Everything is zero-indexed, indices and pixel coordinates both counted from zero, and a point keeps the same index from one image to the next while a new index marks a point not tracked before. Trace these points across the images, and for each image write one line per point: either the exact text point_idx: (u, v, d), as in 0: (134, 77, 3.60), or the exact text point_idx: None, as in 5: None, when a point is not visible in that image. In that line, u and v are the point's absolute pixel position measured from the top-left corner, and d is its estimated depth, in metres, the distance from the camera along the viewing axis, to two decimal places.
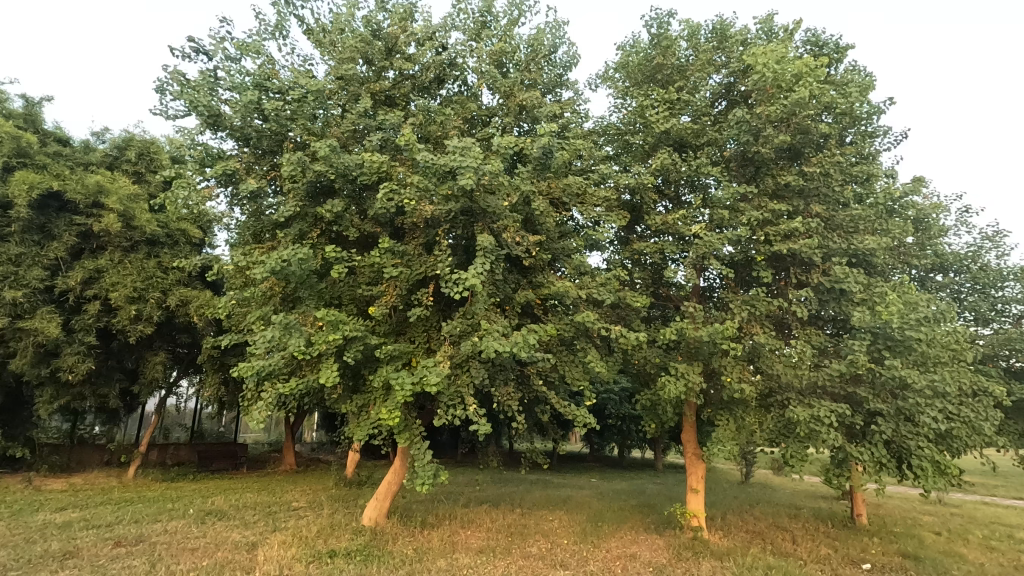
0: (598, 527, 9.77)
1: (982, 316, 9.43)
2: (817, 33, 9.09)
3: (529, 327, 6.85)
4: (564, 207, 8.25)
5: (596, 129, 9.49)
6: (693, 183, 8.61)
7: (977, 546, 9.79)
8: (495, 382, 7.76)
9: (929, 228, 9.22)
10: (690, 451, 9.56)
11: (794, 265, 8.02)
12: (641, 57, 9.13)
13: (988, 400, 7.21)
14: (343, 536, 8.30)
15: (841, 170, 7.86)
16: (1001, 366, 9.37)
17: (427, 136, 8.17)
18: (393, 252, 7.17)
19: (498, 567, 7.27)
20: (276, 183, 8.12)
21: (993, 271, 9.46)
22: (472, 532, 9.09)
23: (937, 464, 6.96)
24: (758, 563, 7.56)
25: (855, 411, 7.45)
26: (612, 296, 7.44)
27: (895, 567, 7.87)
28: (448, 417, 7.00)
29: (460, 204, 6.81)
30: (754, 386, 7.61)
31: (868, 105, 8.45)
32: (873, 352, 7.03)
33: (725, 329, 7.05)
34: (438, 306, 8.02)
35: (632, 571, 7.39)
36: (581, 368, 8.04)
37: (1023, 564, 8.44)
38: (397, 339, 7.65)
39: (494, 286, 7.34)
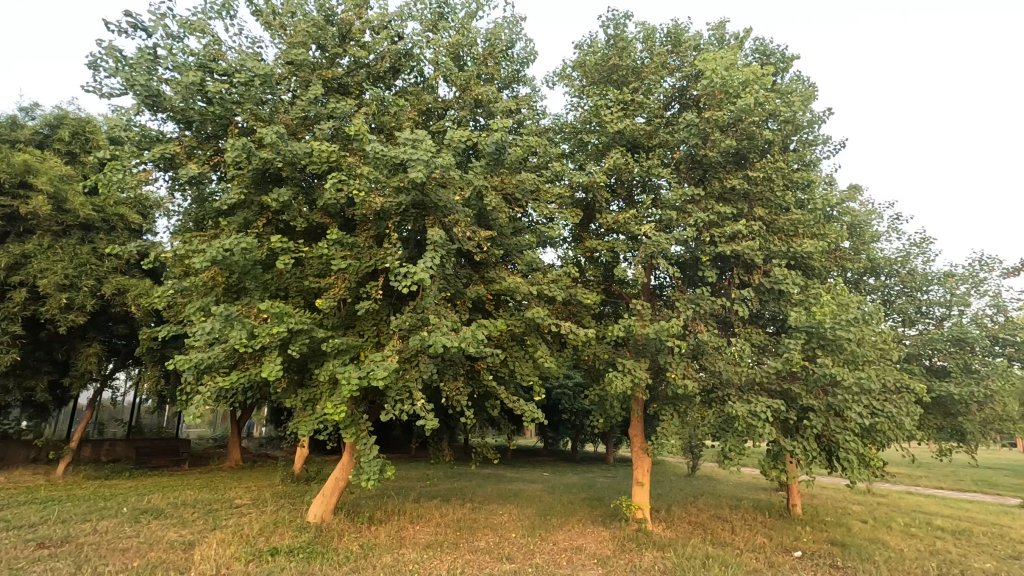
0: (547, 521, 9.90)
1: (909, 317, 10.02)
2: (765, 42, 9.43)
3: (479, 322, 6.86)
4: (518, 203, 8.29)
5: (552, 127, 9.55)
6: (644, 184, 8.78)
7: (898, 533, 10.46)
8: (444, 377, 7.71)
9: (863, 233, 9.73)
10: (638, 444, 9.77)
11: (738, 265, 8.30)
12: (598, 58, 9.24)
13: (911, 397, 7.66)
14: (286, 533, 8.12)
15: (783, 175, 8.16)
16: (924, 364, 10.01)
17: (381, 127, 8.02)
18: (342, 243, 7.03)
19: (444, 562, 7.25)
20: (220, 169, 7.82)
21: (919, 275, 10.07)
22: (420, 527, 9.04)
23: (862, 456, 7.36)
24: (697, 553, 7.83)
25: (789, 407, 7.81)
26: (562, 293, 7.55)
27: (823, 554, 8.31)
28: (396, 412, 6.93)
29: (411, 197, 6.72)
30: (697, 382, 7.86)
31: (810, 114, 8.82)
32: (808, 351, 7.36)
33: (670, 327, 7.24)
34: (388, 299, 7.92)
35: (577, 563, 7.52)
36: (531, 364, 8.10)
37: (938, 549, 9.06)
38: (346, 333, 7.53)
39: (446, 281, 7.30)
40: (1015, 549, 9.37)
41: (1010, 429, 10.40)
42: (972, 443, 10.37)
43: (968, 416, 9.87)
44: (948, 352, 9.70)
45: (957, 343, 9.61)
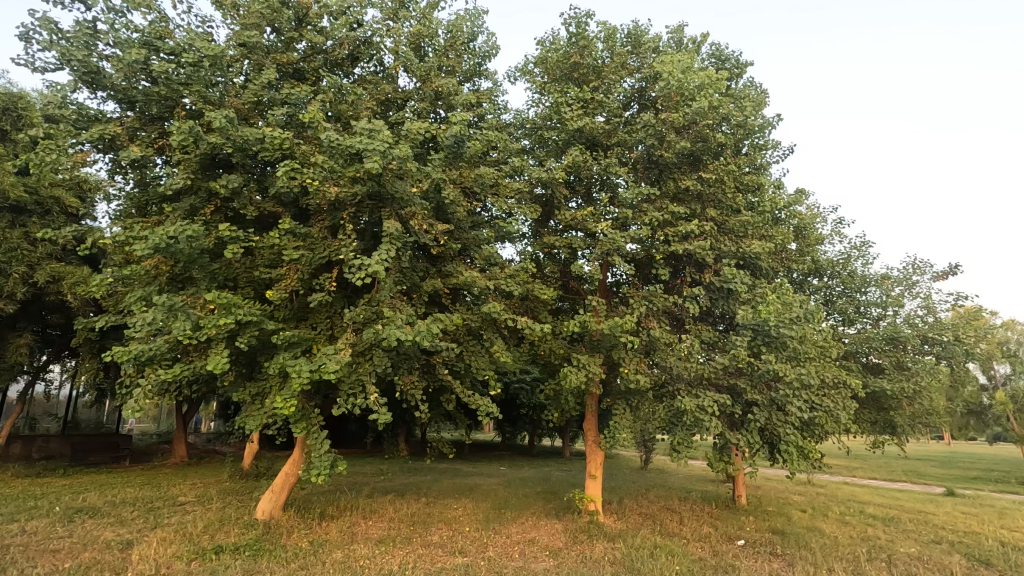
0: (501, 514, 9.97)
1: (848, 317, 10.53)
2: (721, 47, 9.69)
3: (434, 316, 6.82)
4: (477, 197, 8.27)
5: (513, 122, 9.55)
6: (602, 182, 8.88)
7: (834, 521, 11.02)
8: (399, 371, 7.62)
9: (809, 235, 10.15)
10: (591, 438, 9.87)
11: (690, 264, 8.54)
12: (560, 55, 9.28)
13: (847, 392, 8.08)
14: (232, 531, 7.88)
15: (734, 178, 8.44)
16: (861, 361, 10.56)
17: (338, 115, 7.84)
18: (295, 233, 6.86)
19: (396, 557, 7.20)
20: (165, 153, 7.47)
21: (858, 277, 10.56)
22: (373, 523, 8.94)
23: (802, 449, 7.71)
24: (646, 543, 8.04)
25: (735, 401, 8.10)
26: (519, 288, 7.59)
27: (764, 542, 8.67)
28: (348, 406, 6.81)
29: (367, 188, 6.61)
30: (649, 377, 8.04)
31: (762, 120, 9.11)
32: (754, 347, 7.64)
33: (624, 323, 7.39)
34: (342, 291, 7.76)
35: (529, 555, 7.61)
36: (487, 358, 8.12)
37: (869, 536, 9.60)
38: (298, 325, 7.36)
39: (401, 274, 7.22)
40: (938, 534, 10.02)
41: (935, 422, 11.12)
42: (902, 436, 11.01)
43: (899, 410, 10.48)
44: (883, 350, 10.25)
45: (890, 342, 10.17)
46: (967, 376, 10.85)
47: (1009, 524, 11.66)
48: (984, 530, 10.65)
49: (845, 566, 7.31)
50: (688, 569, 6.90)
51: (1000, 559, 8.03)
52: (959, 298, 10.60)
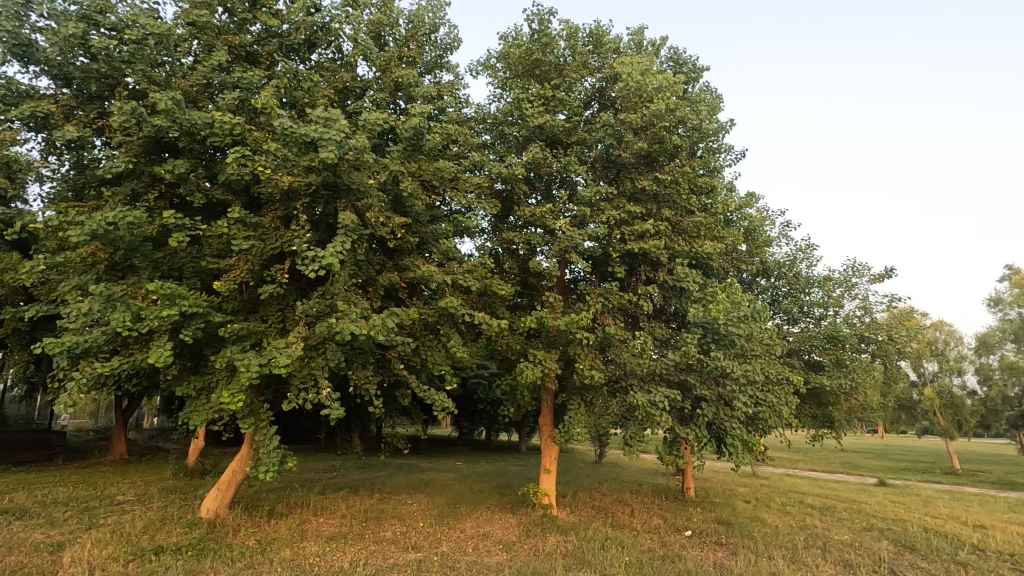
0: (456, 509, 9.96)
1: (792, 316, 11.00)
2: (678, 51, 9.92)
3: (390, 311, 6.73)
4: (436, 191, 8.19)
5: (475, 117, 9.50)
6: (562, 179, 8.94)
7: (775, 511, 11.52)
8: (352, 366, 7.48)
9: (758, 237, 10.53)
10: (547, 433, 9.96)
11: (645, 263, 8.72)
12: (522, 50, 9.28)
13: (789, 388, 8.45)
14: (174, 530, 7.58)
15: (688, 180, 8.67)
16: (803, 359, 11.05)
17: (293, 102, 7.61)
18: (245, 223, 6.63)
19: (347, 554, 7.09)
20: (105, 134, 7.08)
21: (803, 278, 11.02)
22: (324, 520, 8.77)
23: (746, 442, 8.02)
24: (598, 535, 8.21)
25: (685, 396, 8.34)
26: (476, 283, 7.58)
27: (710, 533, 8.99)
28: (299, 401, 6.65)
29: (322, 178, 6.45)
30: (603, 373, 8.18)
31: (716, 124, 9.37)
32: (704, 344, 7.87)
33: (580, 319, 7.49)
34: (295, 283, 7.55)
35: (482, 549, 7.64)
36: (443, 353, 8.07)
37: (807, 525, 10.09)
38: (247, 318, 7.13)
39: (357, 267, 7.09)
40: (869, 522, 10.62)
41: (870, 416, 11.76)
42: (839, 429, 11.59)
43: (837, 405, 11.04)
44: (824, 348, 10.76)
45: (831, 340, 10.69)
46: (898, 373, 11.54)
47: (933, 511, 12.48)
48: (910, 517, 11.38)
49: (784, 554, 7.66)
50: (637, 559, 7.09)
51: (923, 544, 8.59)
52: (893, 299, 11.24)
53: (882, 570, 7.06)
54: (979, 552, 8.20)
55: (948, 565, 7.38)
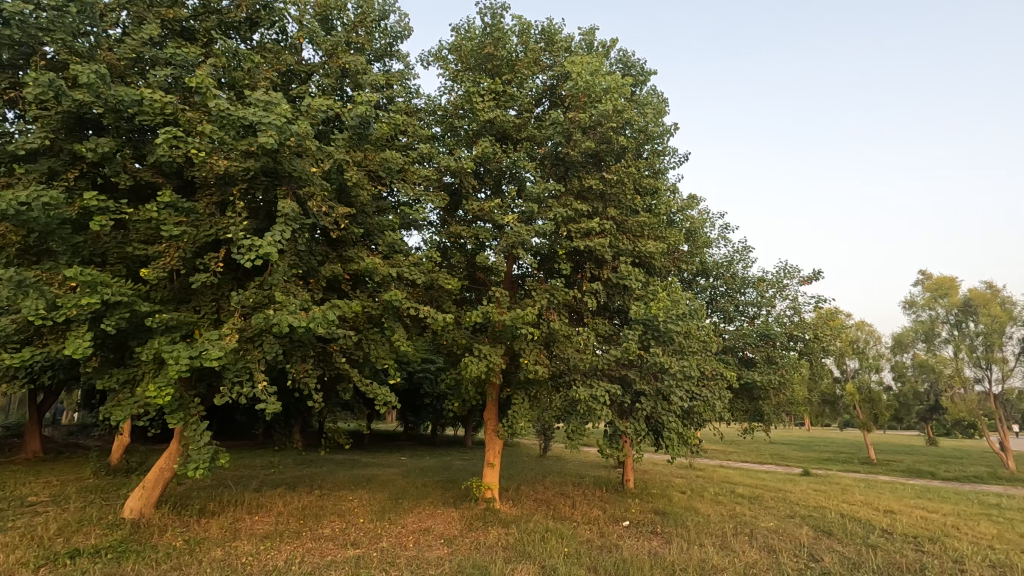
0: (398, 504, 9.87)
1: (727, 315, 11.52)
2: (627, 54, 10.12)
3: (332, 303, 6.57)
4: (383, 182, 8.03)
5: (425, 108, 9.36)
6: (511, 175, 8.96)
7: (708, 501, 12.06)
8: (291, 359, 7.25)
9: (698, 238, 10.94)
10: (491, 428, 9.99)
11: (590, 260, 8.89)
12: (474, 44, 9.22)
13: (722, 383, 8.85)
14: (93, 532, 7.14)
15: (634, 181, 8.87)
16: (737, 355, 11.59)
17: (232, 82, 7.27)
18: (176, 208, 6.29)
19: (282, 552, 6.90)
20: (19, 106, 6.54)
21: (739, 278, 11.53)
22: (259, 518, 8.49)
23: (682, 435, 8.33)
24: (538, 527, 8.35)
25: (625, 391, 8.57)
26: (422, 277, 7.50)
27: (646, 523, 9.31)
28: (233, 395, 6.39)
29: (261, 164, 6.20)
30: (547, 367, 8.29)
31: (662, 127, 9.63)
32: (644, 341, 8.11)
33: (525, 315, 7.54)
34: (230, 273, 7.23)
35: (423, 544, 7.61)
36: (387, 347, 7.94)
37: (736, 513, 10.61)
38: (178, 308, 6.77)
39: (297, 257, 6.87)
40: (793, 510, 11.29)
41: (796, 410, 12.48)
42: (768, 422, 12.24)
43: (766, 399, 11.65)
44: (756, 345, 11.32)
45: (762, 338, 11.26)
46: (823, 370, 12.28)
47: (849, 498, 13.41)
48: (828, 504, 12.18)
49: (714, 541, 8.03)
50: (575, 550, 7.26)
51: (839, 529, 9.22)
52: (820, 300, 11.93)
53: (802, 553, 7.52)
54: (887, 535, 8.88)
55: (860, 547, 7.95)
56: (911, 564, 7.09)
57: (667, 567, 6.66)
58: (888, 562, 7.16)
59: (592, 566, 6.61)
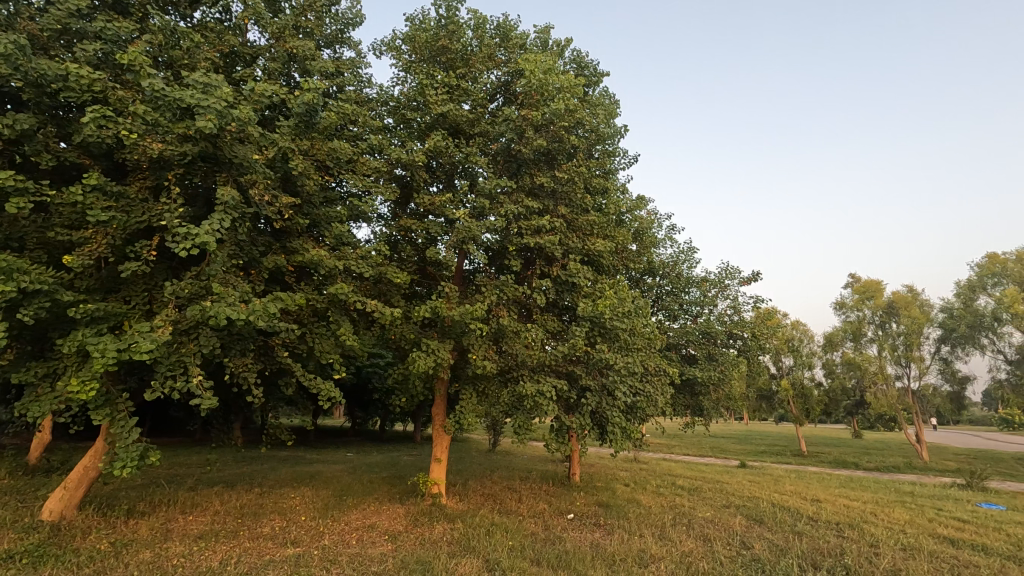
0: (342, 501, 9.69)
1: (671, 313, 11.90)
2: (581, 54, 10.25)
3: (274, 296, 6.37)
4: (332, 172, 7.84)
5: (377, 98, 9.18)
6: (464, 170, 8.92)
7: (650, 493, 12.45)
8: (230, 353, 6.98)
9: (646, 238, 11.23)
10: (439, 423, 9.94)
11: (540, 257, 8.98)
12: (428, 35, 9.10)
13: (664, 379, 9.14)
14: (6, 537, 6.65)
15: (584, 180, 9.01)
16: (680, 352, 12.00)
17: (170, 62, 6.90)
18: (105, 192, 5.93)
19: (217, 553, 6.65)
20: None
21: (684, 278, 11.90)
22: (193, 518, 8.14)
23: (625, 430, 8.56)
24: (484, 522, 8.40)
25: (572, 386, 8.73)
26: (370, 270, 7.37)
27: (590, 515, 9.52)
28: (165, 390, 6.09)
29: (199, 149, 5.93)
30: (496, 363, 8.32)
31: (613, 128, 9.82)
32: (591, 337, 8.28)
33: (475, 310, 7.53)
34: (165, 262, 6.88)
35: (367, 540, 7.51)
36: (332, 341, 7.77)
37: (676, 504, 11.01)
38: (105, 298, 6.39)
39: (237, 247, 6.62)
40: (729, 500, 11.81)
41: (734, 405, 13.05)
42: (708, 417, 12.75)
43: (706, 395, 12.13)
44: (698, 343, 11.76)
45: (704, 336, 11.70)
46: (759, 367, 12.88)
47: (781, 488, 14.14)
48: (761, 494, 12.80)
49: (654, 532, 8.30)
50: (519, 543, 7.34)
51: (770, 517, 9.72)
52: (758, 300, 12.50)
53: (735, 541, 7.88)
54: (813, 523, 9.44)
55: (788, 535, 8.40)
56: (832, 549, 7.55)
57: (607, 558, 6.84)
58: (812, 548, 7.60)
59: (535, 559, 6.71)
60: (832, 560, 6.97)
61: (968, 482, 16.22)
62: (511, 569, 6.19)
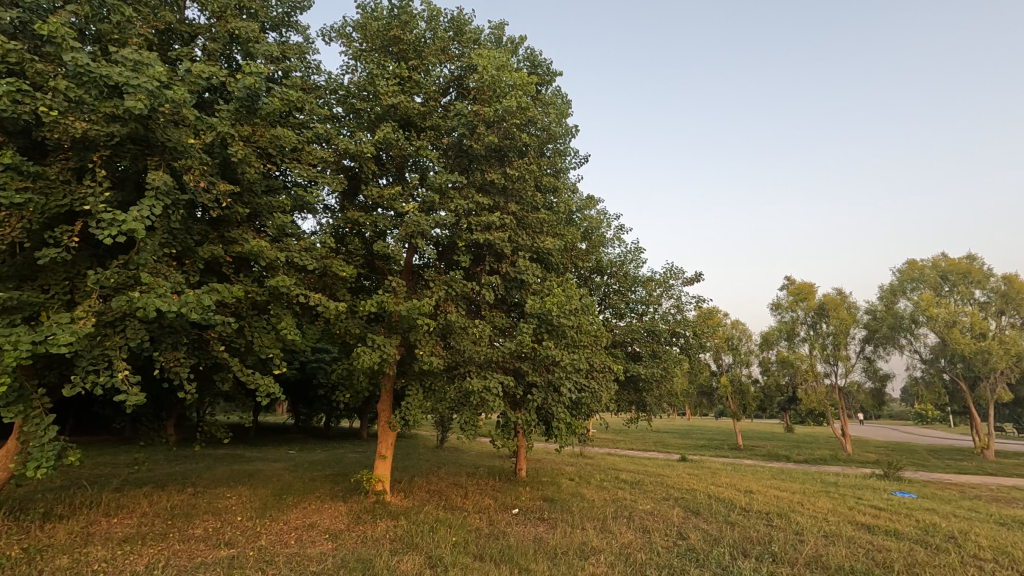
0: (282, 500, 9.40)
1: (618, 311, 12.17)
2: (534, 52, 10.31)
3: (209, 287, 6.10)
4: (275, 161, 7.56)
5: (325, 86, 8.93)
6: (414, 164, 8.80)
7: (594, 487, 12.72)
8: (161, 347, 6.63)
9: (594, 237, 11.43)
10: (384, 420, 9.79)
11: (490, 254, 8.98)
12: (380, 24, 8.91)
13: (609, 376, 9.33)
14: None
15: (534, 178, 9.08)
16: (625, 350, 12.29)
17: (98, 35, 6.46)
18: (21, 172, 5.49)
19: (143, 556, 6.32)
20: None
21: (630, 278, 12.19)
22: (118, 520, 7.70)
23: (569, 425, 8.70)
24: (428, 518, 8.34)
25: (519, 383, 8.79)
26: (314, 263, 7.17)
27: (534, 510, 9.64)
28: (86, 385, 5.72)
29: (129, 130, 5.59)
30: (443, 359, 8.27)
31: (564, 128, 9.93)
32: (538, 334, 8.34)
33: (422, 305, 7.45)
34: (88, 249, 6.46)
35: (306, 540, 7.32)
36: (273, 335, 7.50)
37: (618, 497, 11.29)
38: (20, 286, 5.94)
39: (170, 236, 6.28)
40: (669, 493, 12.21)
41: (675, 401, 13.50)
42: (651, 412, 13.13)
43: (649, 391, 12.48)
44: (642, 341, 12.07)
45: (649, 334, 12.02)
46: (700, 364, 13.38)
47: (717, 481, 14.75)
48: (698, 486, 13.31)
49: (595, 525, 8.49)
50: (463, 539, 7.35)
51: (706, 509, 10.14)
52: (700, 300, 12.98)
53: (672, 532, 8.17)
54: (745, 513, 9.91)
55: (721, 525, 8.78)
56: (761, 538, 7.95)
57: (549, 551, 6.94)
58: (742, 537, 7.97)
59: (478, 554, 6.72)
60: (760, 548, 7.33)
61: (886, 473, 17.44)
62: (454, 565, 6.19)
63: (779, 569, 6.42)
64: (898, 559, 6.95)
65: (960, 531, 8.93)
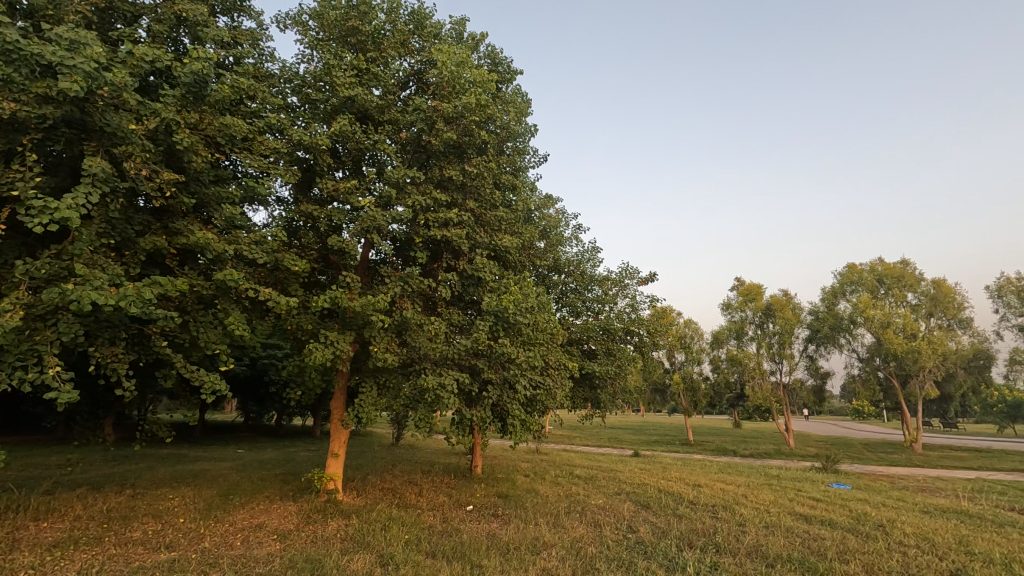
0: (228, 501, 9.10)
1: (574, 310, 12.33)
2: (495, 50, 10.30)
3: (150, 280, 5.84)
4: (225, 150, 7.30)
5: (279, 74, 8.67)
6: (372, 158, 8.67)
7: (549, 482, 12.88)
8: (97, 342, 6.30)
9: (552, 236, 11.53)
10: (337, 417, 9.61)
11: (448, 251, 8.94)
12: (338, 13, 8.71)
13: (564, 373, 9.46)
14: None
15: (493, 175, 9.08)
16: (581, 347, 12.47)
17: (29, 10, 6.06)
18: None
19: (75, 562, 6.01)
20: None
21: (587, 277, 12.37)
22: (48, 524, 7.28)
23: (524, 422, 8.77)
24: (381, 516, 8.26)
25: (474, 380, 8.79)
26: (264, 256, 6.96)
27: (488, 506, 9.68)
28: (13, 382, 5.37)
29: (64, 113, 5.29)
30: (398, 356, 8.19)
31: (523, 126, 9.97)
32: (494, 332, 8.36)
33: (377, 301, 7.35)
34: (18, 236, 6.13)
35: (253, 541, 7.13)
36: (220, 331, 7.25)
37: (572, 493, 11.47)
38: None
39: (109, 226, 5.98)
40: (621, 487, 12.49)
41: (629, 398, 13.81)
42: (605, 408, 13.39)
43: (604, 387, 12.71)
44: (597, 338, 12.27)
45: (604, 332, 12.24)
46: (653, 362, 13.72)
47: (668, 475, 15.19)
48: (649, 481, 13.66)
49: (548, 520, 8.60)
50: (415, 536, 7.32)
51: (656, 502, 10.42)
52: (653, 300, 13.30)
53: (622, 526, 8.37)
54: (693, 506, 10.25)
55: (669, 518, 9.06)
56: (706, 529, 8.24)
57: (501, 547, 7.00)
58: (689, 529, 8.24)
59: (430, 551, 6.71)
60: (705, 539, 7.60)
61: (824, 466, 18.37)
62: (406, 563, 6.16)
63: (721, 559, 6.68)
64: (831, 547, 7.35)
65: (887, 519, 9.51)
